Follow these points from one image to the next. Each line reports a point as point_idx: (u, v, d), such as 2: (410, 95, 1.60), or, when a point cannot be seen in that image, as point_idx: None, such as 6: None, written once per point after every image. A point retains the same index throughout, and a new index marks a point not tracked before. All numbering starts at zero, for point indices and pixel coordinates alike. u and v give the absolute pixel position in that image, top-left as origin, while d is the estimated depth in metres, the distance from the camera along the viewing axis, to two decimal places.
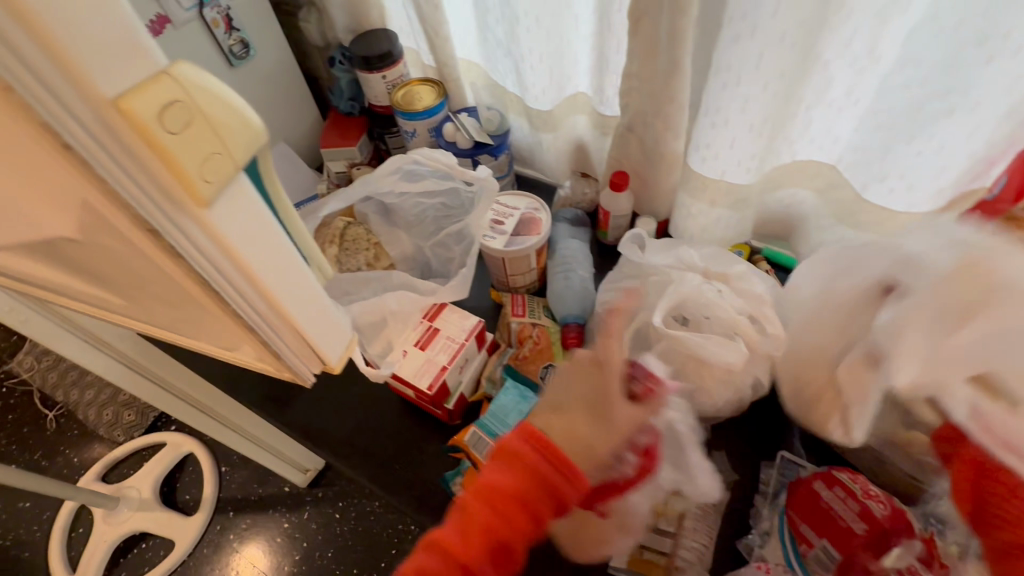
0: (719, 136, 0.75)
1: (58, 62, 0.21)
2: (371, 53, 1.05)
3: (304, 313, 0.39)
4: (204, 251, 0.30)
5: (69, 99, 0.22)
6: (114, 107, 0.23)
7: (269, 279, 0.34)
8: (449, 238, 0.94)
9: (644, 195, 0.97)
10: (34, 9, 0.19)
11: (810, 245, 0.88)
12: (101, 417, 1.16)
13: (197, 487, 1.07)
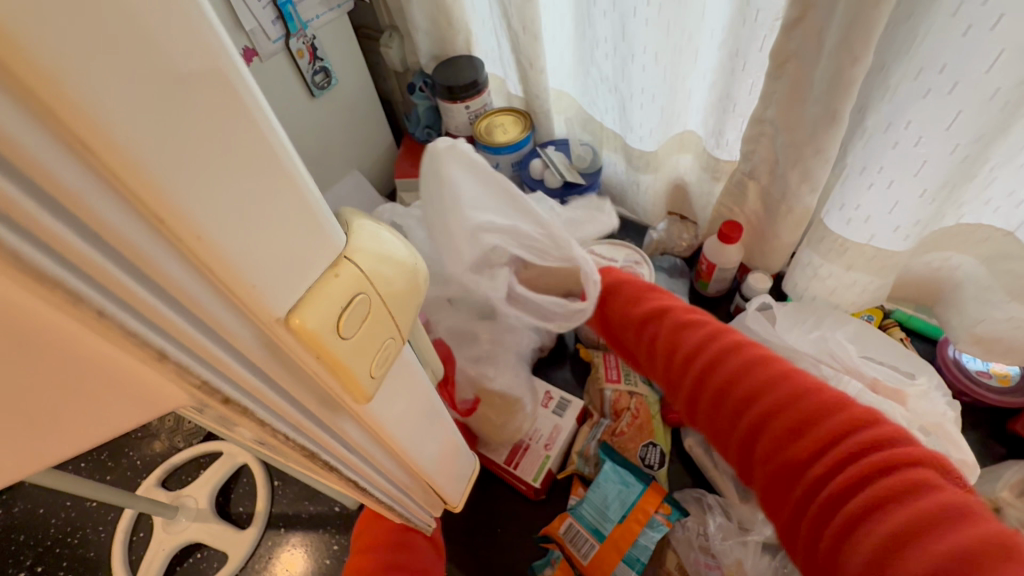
0: (871, 198, 0.64)
1: (217, 282, 0.16)
2: (456, 83, 0.98)
3: (438, 465, 0.33)
4: (354, 448, 0.24)
5: (229, 318, 0.17)
6: (284, 327, 0.17)
7: (415, 448, 0.28)
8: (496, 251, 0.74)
9: (757, 247, 0.86)
10: (196, 234, 0.15)
11: (965, 320, 0.74)
12: (164, 421, 1.06)
13: (251, 499, 0.99)
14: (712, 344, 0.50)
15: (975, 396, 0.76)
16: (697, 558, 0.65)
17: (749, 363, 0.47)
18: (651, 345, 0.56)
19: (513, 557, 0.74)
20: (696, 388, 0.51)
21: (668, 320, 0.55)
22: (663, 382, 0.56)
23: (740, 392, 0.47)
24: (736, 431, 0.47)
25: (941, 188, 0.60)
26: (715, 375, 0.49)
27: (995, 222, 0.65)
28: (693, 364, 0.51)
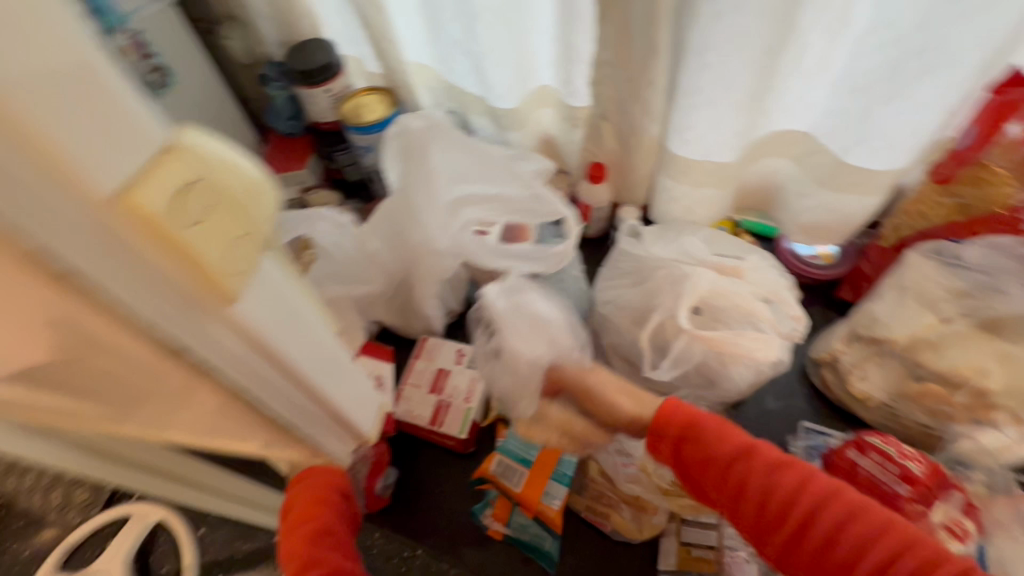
0: (699, 117, 0.75)
1: (51, 177, 0.20)
2: (311, 66, 0.96)
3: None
4: (224, 342, 0.29)
5: (70, 209, 0.21)
6: (123, 209, 0.21)
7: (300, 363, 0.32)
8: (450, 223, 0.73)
9: (622, 184, 0.95)
10: (25, 115, 0.18)
11: (792, 213, 0.89)
12: (46, 500, 0.94)
13: (172, 559, 0.91)
14: (786, 481, 0.51)
15: (808, 275, 0.92)
16: (616, 461, 0.71)
17: (827, 501, 0.49)
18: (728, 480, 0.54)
19: (455, 511, 0.77)
20: (772, 521, 0.51)
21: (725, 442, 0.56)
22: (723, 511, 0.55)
23: (824, 535, 0.48)
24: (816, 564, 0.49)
25: (749, 101, 0.72)
26: (756, 491, 0.52)
27: (796, 126, 0.80)
28: (773, 504, 0.51)
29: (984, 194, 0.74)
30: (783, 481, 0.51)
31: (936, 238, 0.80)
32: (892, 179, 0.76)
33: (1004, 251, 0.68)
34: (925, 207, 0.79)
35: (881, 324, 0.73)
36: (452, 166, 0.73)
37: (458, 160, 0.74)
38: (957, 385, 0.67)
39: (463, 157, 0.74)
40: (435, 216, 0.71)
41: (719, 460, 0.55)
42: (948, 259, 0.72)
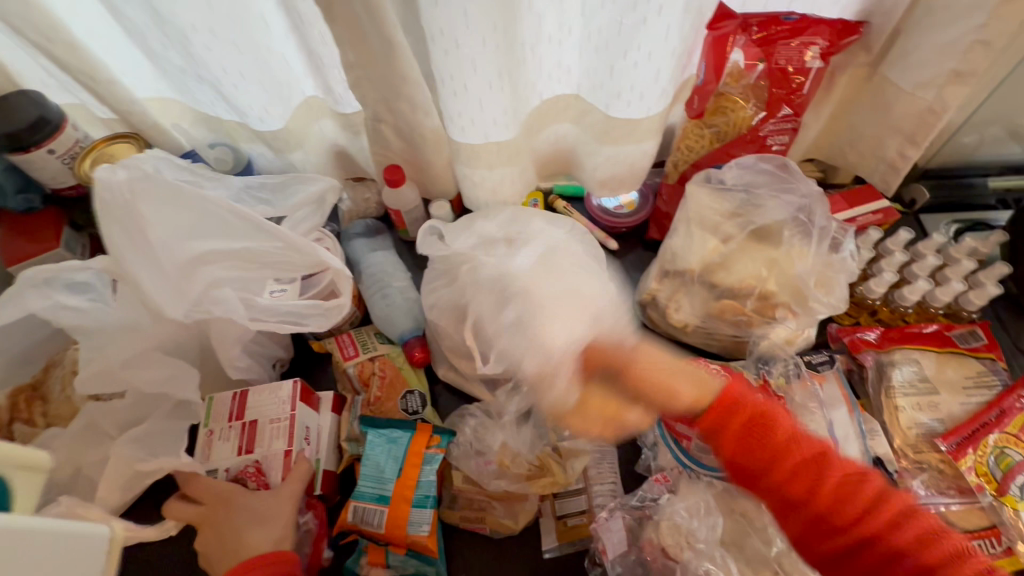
0: (465, 103, 0.73)
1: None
2: (16, 126, 0.79)
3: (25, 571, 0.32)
4: None
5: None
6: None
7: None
8: (213, 292, 0.57)
9: (426, 181, 0.93)
10: None
11: (589, 172, 0.93)
12: None
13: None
14: (864, 479, 0.53)
15: (618, 226, 0.96)
16: (476, 463, 0.71)
17: (858, 486, 0.53)
18: (772, 462, 0.55)
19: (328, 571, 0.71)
20: (796, 489, 0.54)
21: (809, 436, 0.56)
22: (756, 491, 0.57)
23: (843, 509, 0.52)
24: (822, 531, 0.53)
25: (505, 77, 0.72)
26: (821, 475, 0.54)
27: (564, 90, 0.83)
28: (803, 472, 0.54)
29: (729, 120, 0.82)
30: (850, 471, 0.54)
31: (706, 166, 0.88)
32: (656, 123, 0.82)
33: (751, 168, 0.76)
34: (691, 141, 0.86)
35: (678, 258, 0.79)
36: (167, 227, 0.53)
37: (175, 216, 0.53)
38: (744, 296, 0.75)
39: (178, 210, 0.54)
40: (164, 282, 0.54)
41: (804, 451, 0.55)
42: (715, 185, 0.77)
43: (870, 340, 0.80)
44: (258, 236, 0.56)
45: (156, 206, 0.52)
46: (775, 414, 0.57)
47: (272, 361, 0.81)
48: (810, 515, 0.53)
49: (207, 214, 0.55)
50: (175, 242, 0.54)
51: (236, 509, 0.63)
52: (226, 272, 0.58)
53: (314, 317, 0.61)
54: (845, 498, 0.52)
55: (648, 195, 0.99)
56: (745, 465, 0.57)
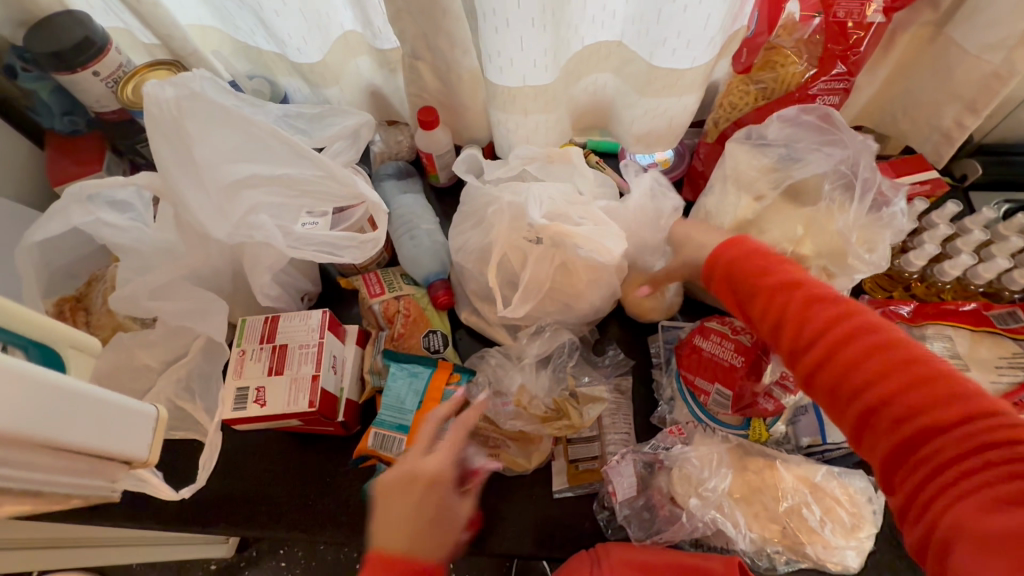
0: (505, 41, 0.71)
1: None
2: (63, 46, 0.80)
3: (82, 430, 0.36)
4: None
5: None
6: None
7: (28, 424, 0.32)
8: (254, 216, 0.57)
9: (459, 125, 0.92)
10: None
11: (626, 126, 0.91)
12: None
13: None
14: (865, 314, 0.52)
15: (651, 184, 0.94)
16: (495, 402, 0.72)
17: (858, 325, 0.52)
18: (770, 300, 0.57)
19: (348, 492, 0.75)
20: (808, 338, 0.54)
21: (806, 280, 0.56)
22: (764, 332, 0.57)
23: (851, 355, 0.51)
24: (827, 368, 0.52)
25: (548, 15, 0.69)
26: (816, 313, 0.54)
27: (607, 37, 0.80)
28: (804, 309, 0.54)
29: (777, 76, 0.78)
30: (847, 311, 0.53)
31: (747, 125, 0.85)
32: (700, 76, 0.79)
33: (796, 124, 0.73)
34: (735, 97, 0.83)
35: (713, 216, 0.77)
36: (216, 146, 0.53)
37: (224, 137, 0.53)
38: None
39: (227, 130, 0.53)
40: (209, 202, 0.54)
41: (797, 288, 0.56)
42: (755, 141, 0.75)
43: (902, 314, 0.78)
44: (305, 161, 0.55)
45: (205, 125, 0.52)
46: (774, 262, 0.58)
47: (301, 294, 0.83)
48: (807, 353, 0.53)
49: (255, 138, 0.54)
50: (220, 163, 0.54)
51: (392, 498, 0.57)
52: (268, 199, 0.57)
53: (349, 250, 0.61)
54: (839, 338, 0.52)
55: (684, 154, 0.97)
56: (766, 317, 0.57)
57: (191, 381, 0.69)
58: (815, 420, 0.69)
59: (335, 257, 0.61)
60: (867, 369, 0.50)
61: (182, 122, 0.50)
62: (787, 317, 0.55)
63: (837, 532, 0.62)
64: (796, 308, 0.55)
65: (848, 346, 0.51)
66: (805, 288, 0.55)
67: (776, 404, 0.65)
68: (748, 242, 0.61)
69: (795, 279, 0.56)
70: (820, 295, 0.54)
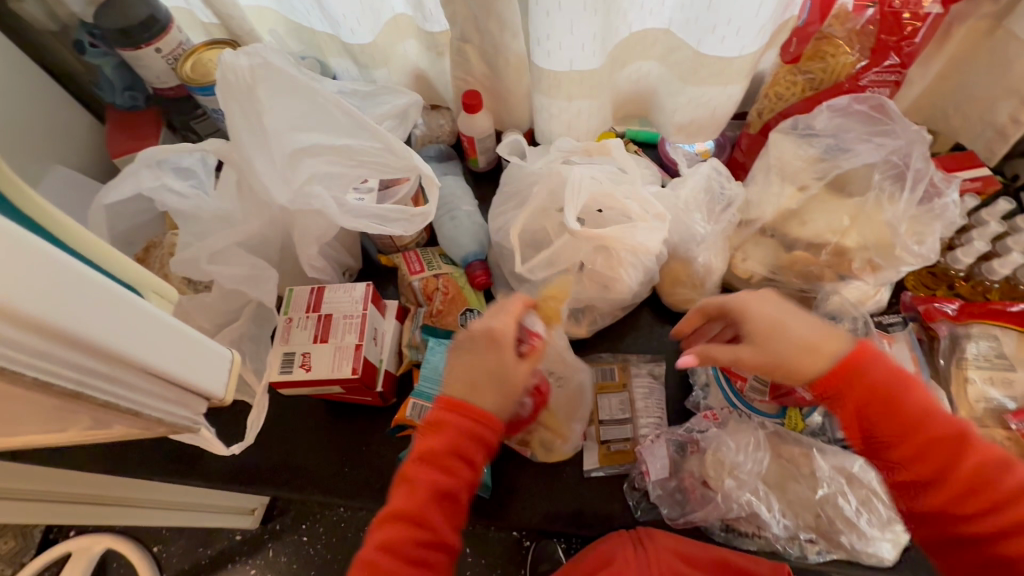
0: (554, 25, 0.72)
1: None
2: (130, 23, 0.84)
3: (144, 347, 0.32)
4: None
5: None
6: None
7: (81, 325, 0.28)
8: (312, 183, 0.59)
9: (502, 110, 0.93)
10: None
11: (668, 115, 0.91)
12: None
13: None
14: (1000, 459, 0.48)
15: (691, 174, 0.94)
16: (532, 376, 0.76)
17: (991, 474, 0.47)
18: (891, 435, 0.51)
19: (384, 461, 0.77)
20: (926, 475, 0.50)
21: (931, 412, 0.50)
22: (881, 460, 0.53)
23: (982, 504, 0.48)
24: (952, 510, 0.49)
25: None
26: (944, 455, 0.49)
27: (655, 24, 0.80)
28: (931, 450, 0.49)
29: (827, 66, 0.78)
30: (980, 458, 0.48)
31: (792, 116, 0.84)
32: (748, 65, 0.79)
33: (846, 114, 0.72)
34: (781, 87, 0.83)
35: (755, 206, 0.77)
36: (282, 115, 0.56)
37: (291, 106, 0.56)
38: (819, 248, 0.73)
39: (294, 100, 0.55)
40: (271, 168, 0.57)
41: (921, 425, 0.50)
42: (803, 131, 0.74)
43: (946, 312, 0.75)
44: (364, 133, 0.57)
45: (275, 94, 0.54)
46: (896, 385, 0.51)
47: (343, 268, 0.85)
48: (933, 498, 0.50)
49: (320, 108, 0.56)
50: (286, 131, 0.57)
51: (468, 355, 0.56)
52: (327, 168, 0.59)
53: (397, 221, 0.62)
54: (973, 492, 0.48)
55: (725, 145, 0.97)
56: (883, 444, 0.52)
57: (240, 345, 0.72)
58: None
59: (383, 227, 0.62)
60: (1004, 532, 0.47)
61: (254, 90, 0.53)
62: (913, 459, 0.50)
63: (872, 523, 0.63)
64: (900, 428, 0.50)
65: (975, 501, 0.48)
66: (931, 422, 0.50)
67: (814, 393, 0.64)
68: (869, 360, 0.52)
69: (925, 413, 0.50)
70: (950, 433, 0.49)
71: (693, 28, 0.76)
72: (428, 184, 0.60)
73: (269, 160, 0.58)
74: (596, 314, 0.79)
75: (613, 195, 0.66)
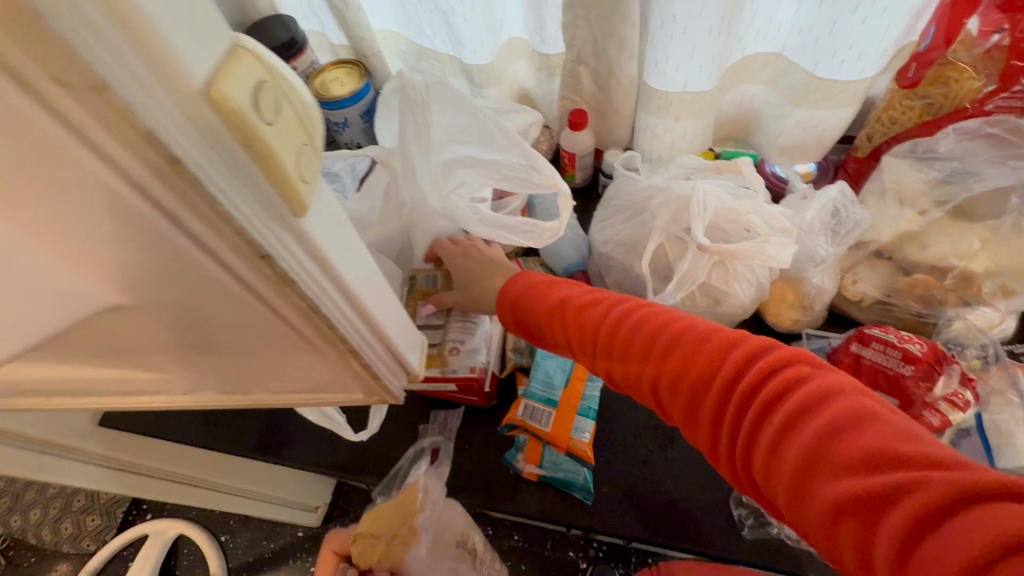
0: (674, 48, 0.76)
1: (152, 67, 0.17)
2: (273, 44, 0.93)
3: (390, 322, 0.35)
4: (305, 265, 0.26)
5: (153, 100, 0.18)
6: (210, 105, 0.19)
7: (365, 288, 0.31)
8: (458, 192, 0.65)
9: (604, 128, 0.97)
10: None
11: (772, 137, 0.92)
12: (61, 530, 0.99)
13: (201, 565, 0.98)
14: (721, 335, 0.50)
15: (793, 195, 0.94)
16: None
17: (721, 347, 0.49)
18: (629, 346, 0.55)
19: (485, 461, 0.80)
20: (676, 376, 0.50)
21: (645, 322, 0.55)
22: (639, 379, 0.54)
23: (723, 378, 0.47)
24: (699, 402, 0.48)
25: (722, 24, 0.73)
26: (682, 348, 0.51)
27: (766, 48, 0.83)
28: (671, 348, 0.52)
29: (948, 91, 0.77)
30: (719, 335, 0.50)
31: (905, 141, 0.84)
32: (863, 89, 0.79)
33: (974, 135, 0.71)
34: (896, 112, 0.82)
35: (871, 228, 0.76)
36: (445, 127, 0.63)
37: (453, 119, 0.62)
38: (942, 271, 0.72)
39: (458, 114, 0.62)
40: (427, 171, 0.64)
41: (643, 328, 0.54)
42: (924, 154, 0.74)
43: None
44: (515, 151, 0.62)
45: (443, 107, 0.61)
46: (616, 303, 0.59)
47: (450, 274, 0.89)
48: (688, 388, 0.49)
49: (481, 124, 0.62)
50: (443, 140, 0.63)
51: None
52: (474, 179, 0.65)
53: (528, 233, 0.66)
54: (711, 371, 0.48)
55: (828, 168, 0.96)
56: (631, 361, 0.55)
57: None
58: (979, 442, 0.67)
59: (519, 236, 0.66)
60: (737, 393, 0.46)
61: (427, 101, 0.60)
62: (657, 362, 0.52)
63: None
64: (632, 341, 0.55)
65: (711, 366, 0.48)
66: (653, 329, 0.54)
67: (943, 420, 0.62)
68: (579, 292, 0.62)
69: (637, 315, 0.56)
70: (662, 329, 0.53)
71: (809, 53, 0.78)
72: (545, 181, 0.62)
73: (423, 168, 0.65)
74: None
75: (739, 213, 0.67)
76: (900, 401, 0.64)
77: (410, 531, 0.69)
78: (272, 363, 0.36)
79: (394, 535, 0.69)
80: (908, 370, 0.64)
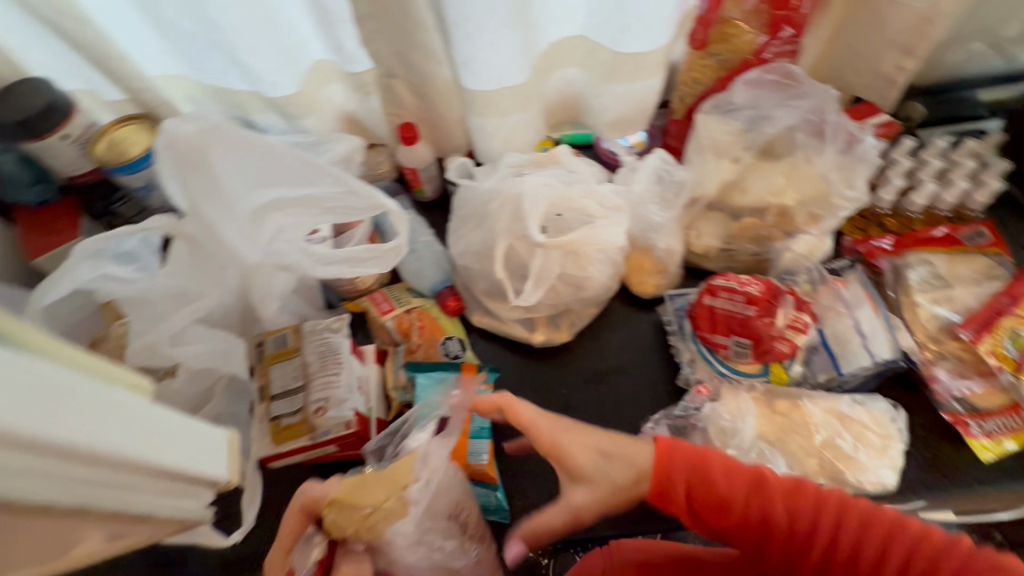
0: (478, 46, 0.75)
1: None
2: (27, 113, 0.78)
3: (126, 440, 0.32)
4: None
5: None
6: None
7: (93, 435, 0.30)
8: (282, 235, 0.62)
9: (439, 136, 0.94)
10: None
11: (599, 115, 0.95)
12: None
13: None
14: (806, 505, 0.49)
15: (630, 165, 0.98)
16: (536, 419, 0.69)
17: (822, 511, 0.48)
18: (716, 508, 0.51)
19: None
20: (770, 540, 0.50)
21: (729, 487, 0.51)
22: (727, 537, 0.52)
23: (824, 544, 0.48)
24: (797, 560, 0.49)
25: (517, 16, 0.73)
26: (773, 514, 0.49)
27: (570, 32, 0.84)
28: (754, 509, 0.50)
29: (732, 47, 0.84)
30: (800, 495, 0.50)
31: (710, 97, 0.90)
32: (662, 57, 0.84)
33: (759, 83, 0.78)
34: (696, 72, 0.88)
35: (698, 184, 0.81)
36: (237, 176, 0.57)
37: (244, 164, 0.56)
38: (763, 210, 0.78)
39: (247, 158, 0.56)
40: (235, 229, 0.60)
41: (730, 498, 0.51)
42: (724, 108, 0.79)
43: (884, 248, 0.83)
44: (326, 179, 0.57)
45: (225, 155, 0.55)
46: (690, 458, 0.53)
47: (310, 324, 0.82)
48: (788, 544, 0.49)
49: (279, 161, 0.56)
50: (237, 190, 0.58)
51: None
52: (293, 222, 0.60)
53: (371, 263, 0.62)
54: (811, 532, 0.48)
55: (656, 134, 1.02)
56: (722, 524, 0.52)
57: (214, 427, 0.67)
58: (826, 355, 0.74)
59: (362, 266, 0.62)
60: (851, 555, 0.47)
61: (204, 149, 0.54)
62: (745, 522, 0.51)
63: (870, 454, 0.66)
64: (716, 506, 0.51)
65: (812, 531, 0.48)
66: (740, 496, 0.51)
67: (791, 345, 0.69)
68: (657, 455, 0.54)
69: (717, 475, 0.52)
70: (751, 494, 0.51)
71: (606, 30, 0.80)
72: (398, 223, 0.60)
73: (234, 220, 0.60)
74: (574, 315, 0.81)
75: (573, 199, 0.68)
76: (755, 338, 0.69)
77: (397, 510, 0.54)
78: (28, 545, 0.31)
79: (377, 506, 0.53)
80: (752, 310, 0.69)
